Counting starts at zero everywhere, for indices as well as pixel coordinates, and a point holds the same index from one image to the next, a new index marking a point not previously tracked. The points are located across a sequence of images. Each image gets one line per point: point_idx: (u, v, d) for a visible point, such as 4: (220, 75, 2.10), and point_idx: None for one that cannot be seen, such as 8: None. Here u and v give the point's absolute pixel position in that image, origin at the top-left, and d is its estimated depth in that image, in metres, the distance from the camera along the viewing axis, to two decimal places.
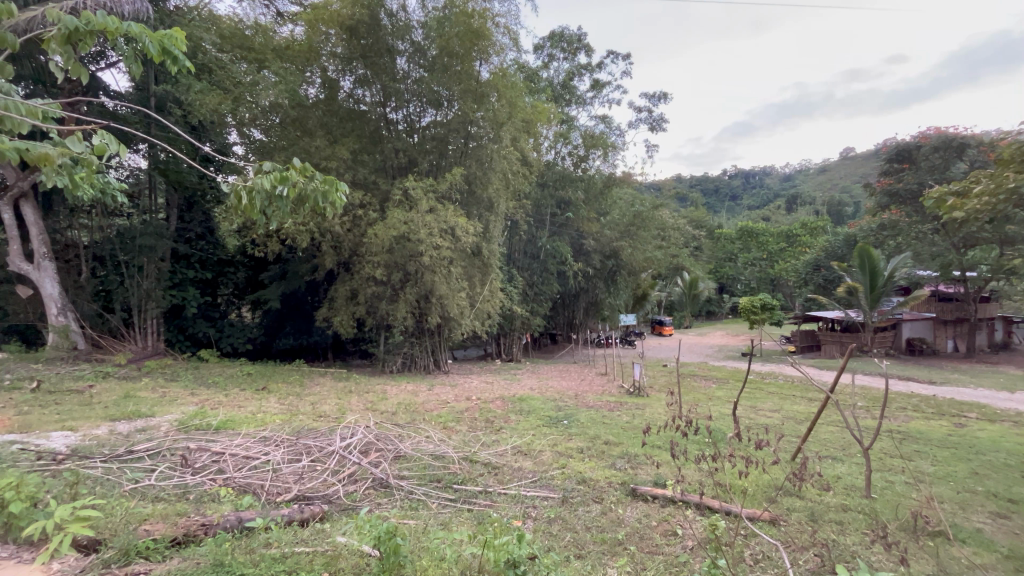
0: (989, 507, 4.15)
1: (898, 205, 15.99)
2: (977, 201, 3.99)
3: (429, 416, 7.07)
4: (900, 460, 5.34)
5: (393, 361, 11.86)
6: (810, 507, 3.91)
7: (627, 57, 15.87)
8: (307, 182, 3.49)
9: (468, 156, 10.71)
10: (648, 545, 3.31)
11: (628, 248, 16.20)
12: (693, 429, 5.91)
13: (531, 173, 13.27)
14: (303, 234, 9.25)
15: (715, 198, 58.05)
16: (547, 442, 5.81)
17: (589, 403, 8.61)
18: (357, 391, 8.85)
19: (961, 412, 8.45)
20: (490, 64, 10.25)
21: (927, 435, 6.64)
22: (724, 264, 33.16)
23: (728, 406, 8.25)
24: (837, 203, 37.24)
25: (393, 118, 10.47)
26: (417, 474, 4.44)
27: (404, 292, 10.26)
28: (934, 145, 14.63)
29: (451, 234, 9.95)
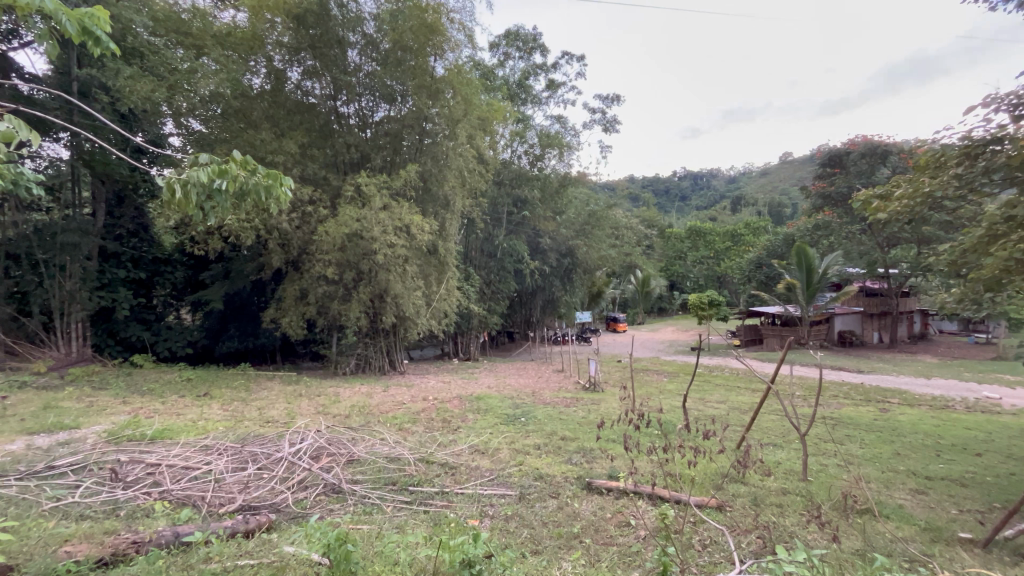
0: (910, 485, 4.52)
1: (830, 207, 17.12)
2: (898, 204, 4.30)
3: (383, 418, 6.91)
4: (832, 445, 5.73)
5: (346, 362, 11.50)
6: (753, 492, 4.13)
7: (581, 59, 16.07)
8: (248, 177, 3.32)
9: (423, 153, 10.57)
10: (603, 537, 3.37)
11: (583, 247, 16.55)
12: (644, 422, 6.09)
13: (487, 171, 13.22)
14: (247, 231, 8.79)
15: (666, 198, 60.11)
16: (504, 440, 5.83)
17: (546, 399, 8.69)
18: (308, 394, 8.53)
19: (885, 398, 9.18)
20: (445, 60, 10.13)
21: (856, 420, 7.16)
22: (674, 262, 34.43)
23: (678, 398, 8.57)
24: (777, 206, 39.52)
25: (345, 112, 10.20)
26: (372, 478, 4.33)
27: (358, 292, 9.99)
28: (862, 152, 15.80)
29: (406, 232, 9.73)
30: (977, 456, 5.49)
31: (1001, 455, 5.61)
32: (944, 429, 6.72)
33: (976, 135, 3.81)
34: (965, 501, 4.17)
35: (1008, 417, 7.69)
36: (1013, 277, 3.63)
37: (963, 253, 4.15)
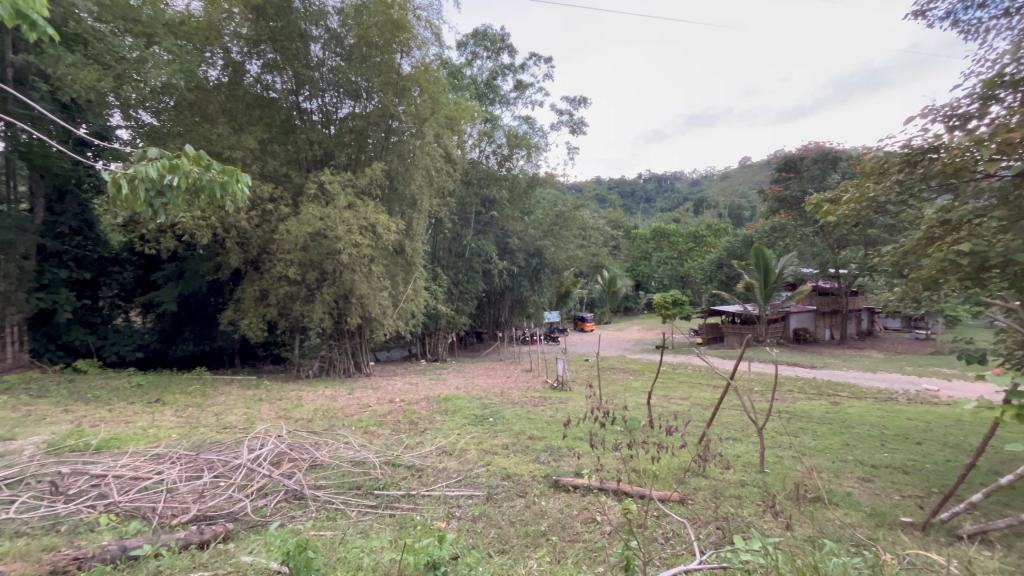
0: (857, 473, 4.78)
1: (785, 210, 17.87)
2: (846, 208, 4.53)
3: (348, 421, 6.77)
4: (787, 438, 5.98)
5: (309, 365, 11.18)
6: (713, 485, 4.26)
7: (548, 60, 16.20)
8: (201, 172, 3.20)
9: (389, 151, 10.41)
10: (569, 534, 3.41)
11: (551, 247, 16.72)
12: (610, 420, 6.20)
13: (455, 170, 13.15)
14: (202, 230, 8.43)
15: (632, 200, 61.36)
16: (471, 441, 5.81)
17: (514, 399, 8.72)
18: (268, 398, 8.26)
19: (835, 392, 9.68)
20: (412, 58, 9.99)
21: (809, 414, 7.51)
22: (640, 263, 35.34)
23: (643, 396, 8.77)
24: (737, 209, 40.97)
25: (307, 108, 9.92)
26: (336, 483, 4.22)
27: (321, 292, 9.73)
28: (814, 157, 16.77)
29: (372, 231, 9.56)
30: (918, 445, 5.85)
31: (939, 443, 6.00)
32: (889, 420, 7.13)
33: (915, 144, 4.04)
34: (906, 487, 4.44)
35: (945, 408, 8.23)
36: (948, 276, 3.88)
37: (903, 256, 4.42)
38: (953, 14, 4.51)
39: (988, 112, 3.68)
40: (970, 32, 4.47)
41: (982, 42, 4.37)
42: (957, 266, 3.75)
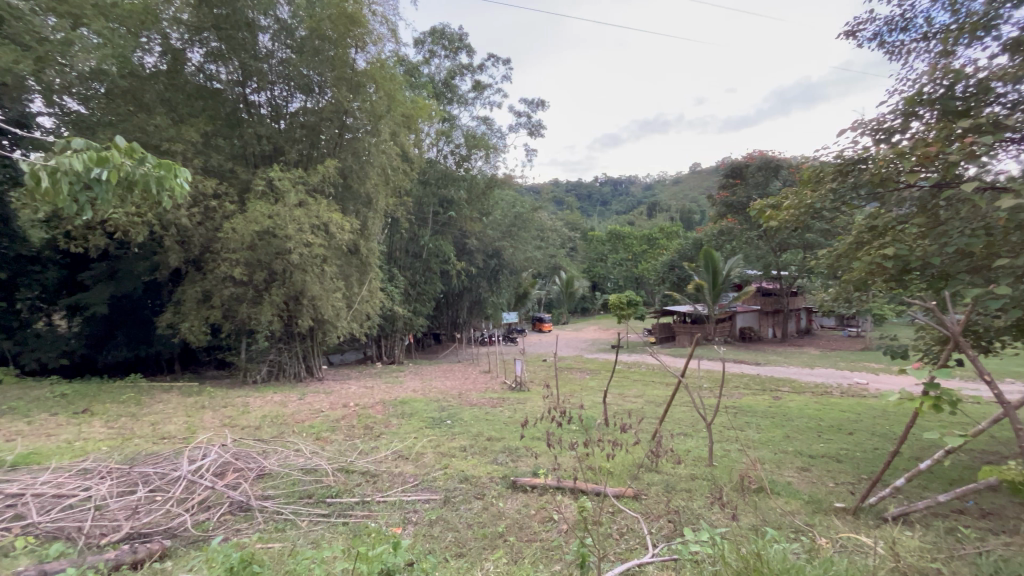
0: (797, 463, 5.08)
1: (732, 215, 18.68)
2: (786, 213, 4.80)
3: (299, 428, 6.52)
4: (734, 432, 6.26)
5: (256, 370, 10.67)
6: (666, 479, 4.40)
7: (507, 62, 16.24)
8: (135, 166, 2.99)
9: (343, 148, 10.10)
10: (527, 534, 3.42)
11: (509, 248, 16.76)
12: (567, 419, 6.29)
13: (412, 169, 12.93)
14: (137, 227, 7.89)
15: (588, 203, 62.56)
16: (429, 444, 5.73)
17: (471, 401, 8.68)
18: (212, 405, 7.82)
19: (778, 387, 10.25)
20: (367, 53, 9.74)
21: (754, 408, 7.91)
22: (596, 264, 36.74)
23: (599, 395, 8.95)
24: (686, 212, 42.61)
25: (254, 101, 9.53)
26: (285, 493, 4.05)
27: (270, 293, 9.31)
28: (759, 165, 17.71)
29: (324, 231, 9.25)
30: (850, 435, 6.28)
31: (868, 433, 6.46)
32: (825, 413, 7.62)
33: (846, 155, 4.34)
34: (840, 475, 4.75)
35: (873, 400, 8.88)
36: (876, 279, 4.18)
37: (836, 259, 4.72)
38: (880, 35, 4.87)
39: (909, 127, 3.99)
40: (894, 53, 4.84)
41: (904, 62, 4.74)
42: (882, 268, 4.06)
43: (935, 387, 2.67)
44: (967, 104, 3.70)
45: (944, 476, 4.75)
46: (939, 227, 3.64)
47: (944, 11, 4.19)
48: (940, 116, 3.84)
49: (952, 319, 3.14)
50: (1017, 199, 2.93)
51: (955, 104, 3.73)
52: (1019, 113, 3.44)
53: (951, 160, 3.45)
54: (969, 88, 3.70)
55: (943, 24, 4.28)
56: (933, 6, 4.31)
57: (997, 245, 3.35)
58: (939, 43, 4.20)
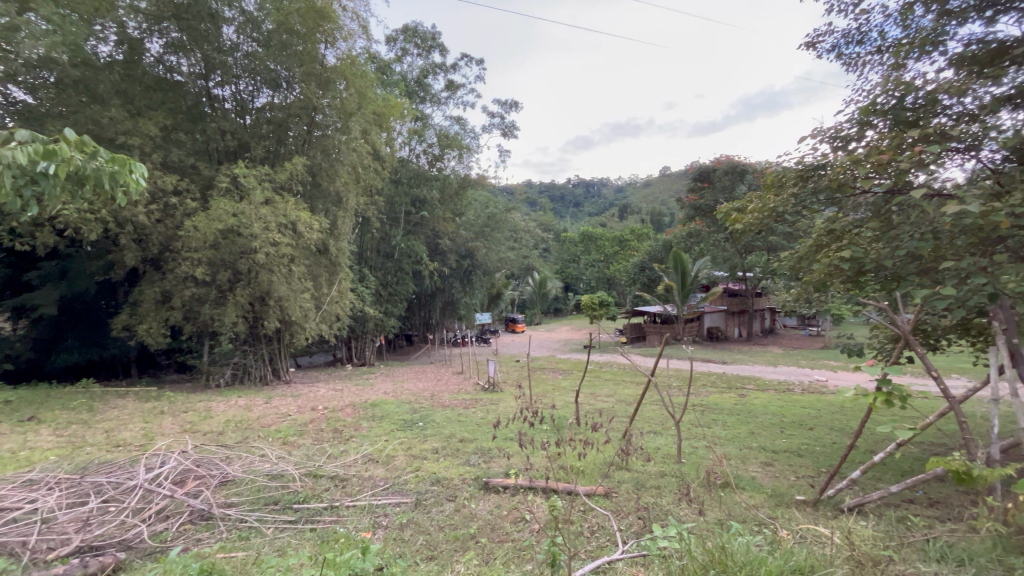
0: (760, 458, 5.25)
1: (701, 218, 19.29)
2: (751, 216, 4.95)
3: (265, 432, 6.33)
4: (702, 429, 6.41)
5: (220, 374, 10.30)
6: (636, 477, 4.48)
7: (480, 62, 16.20)
8: (85, 160, 2.83)
9: (312, 145, 9.87)
10: (499, 535, 3.41)
11: (482, 248, 16.68)
12: (539, 420, 6.32)
13: (384, 168, 12.74)
14: (91, 224, 7.50)
15: (561, 205, 63.02)
16: (400, 446, 5.66)
17: (443, 402, 8.62)
18: (171, 411, 7.50)
19: (743, 385, 10.56)
20: (337, 49, 9.53)
21: (720, 406, 8.14)
22: (569, 265, 37.06)
23: (571, 394, 9.03)
24: (656, 214, 43.45)
25: (218, 95, 9.23)
26: (249, 500, 3.92)
27: (234, 294, 9.01)
28: (725, 169, 18.26)
29: (292, 230, 9.01)
30: (810, 430, 6.54)
31: (827, 428, 6.73)
32: (787, 409, 7.90)
33: (807, 161, 4.52)
34: (800, 469, 4.93)
35: (831, 396, 9.26)
36: (834, 280, 4.36)
37: (797, 260, 4.90)
38: (838, 47, 5.09)
39: (865, 135, 4.18)
40: (851, 65, 5.06)
41: (860, 73, 4.96)
42: (840, 270, 4.24)
43: (887, 383, 2.82)
44: (917, 115, 3.90)
45: (896, 467, 4.99)
46: (892, 231, 3.82)
47: (897, 26, 4.41)
48: (892, 125, 4.04)
49: (903, 318, 3.33)
50: (961, 205, 3.11)
51: (906, 114, 3.93)
52: (964, 124, 3.65)
53: (902, 167, 3.62)
54: (918, 100, 3.91)
55: (895, 38, 4.51)
56: (887, 21, 4.53)
57: (943, 249, 3.54)
58: (892, 56, 4.42)
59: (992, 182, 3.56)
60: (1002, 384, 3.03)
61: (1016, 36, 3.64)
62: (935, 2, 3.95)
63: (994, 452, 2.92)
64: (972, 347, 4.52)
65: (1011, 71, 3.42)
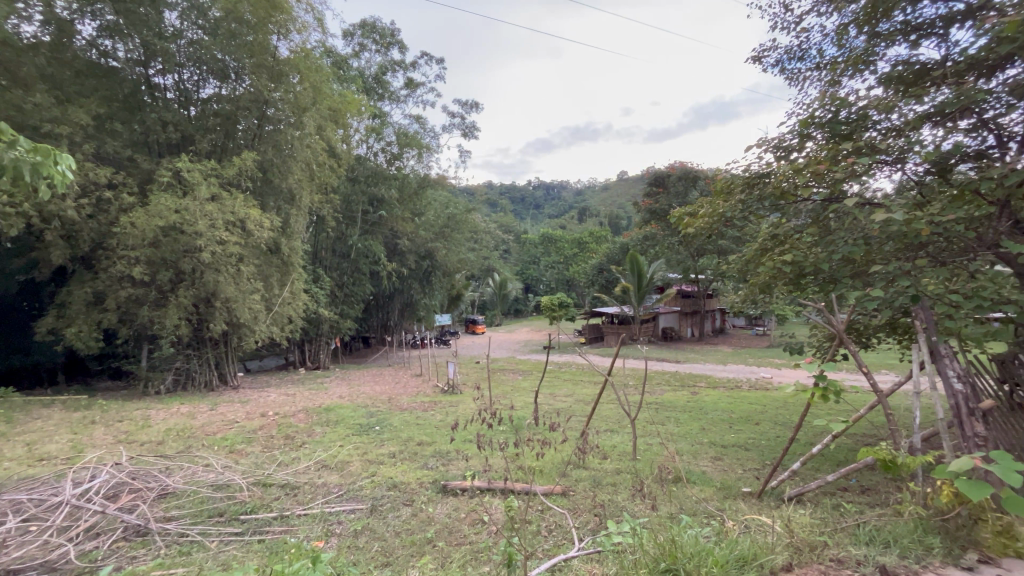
0: (710, 453, 5.47)
1: (655, 221, 19.76)
2: (702, 221, 5.15)
3: (209, 441, 6.01)
4: (656, 426, 6.62)
5: (160, 380, 9.67)
6: (592, 475, 4.56)
7: (440, 61, 16.07)
8: (2, 150, 2.62)
9: (263, 140, 9.45)
10: (456, 538, 3.38)
11: (442, 249, 16.42)
12: (498, 422, 6.32)
13: (340, 165, 12.38)
14: (11, 219, 6.88)
15: (521, 206, 63.39)
16: (355, 451, 5.51)
17: (402, 405, 8.47)
18: (104, 420, 6.99)
19: (695, 383, 10.98)
20: (290, 41, 9.21)
21: (673, 403, 8.43)
22: (529, 266, 37.35)
23: (531, 395, 9.10)
24: (614, 217, 44.35)
25: (159, 83, 8.74)
26: (192, 512, 3.70)
27: (176, 295, 8.51)
28: (679, 175, 18.94)
29: (240, 228, 8.59)
30: (756, 425, 6.88)
31: (771, 422, 7.09)
32: (735, 406, 8.27)
33: (753, 169, 4.76)
34: (747, 462, 5.18)
35: (775, 392, 9.78)
36: (777, 282, 4.60)
37: (744, 263, 5.14)
38: (781, 62, 5.39)
39: (805, 146, 4.45)
40: (792, 79, 5.37)
41: (801, 88, 5.28)
42: (782, 273, 4.49)
43: (824, 379, 2.99)
44: (850, 128, 4.17)
45: (832, 458, 5.32)
46: (829, 236, 4.07)
47: (833, 45, 4.73)
48: (828, 137, 4.32)
49: (838, 318, 3.56)
50: (888, 213, 3.35)
51: (841, 127, 4.20)
52: (891, 139, 3.94)
53: (837, 177, 3.87)
54: (851, 115, 4.18)
55: (832, 56, 4.82)
56: (824, 40, 4.84)
57: (873, 254, 3.81)
58: (829, 73, 4.72)
59: (917, 193, 3.85)
60: (922, 377, 3.29)
61: (937, 59, 3.96)
62: (866, 25, 4.25)
63: (916, 441, 3.16)
64: (898, 344, 4.89)
65: (932, 90, 3.72)
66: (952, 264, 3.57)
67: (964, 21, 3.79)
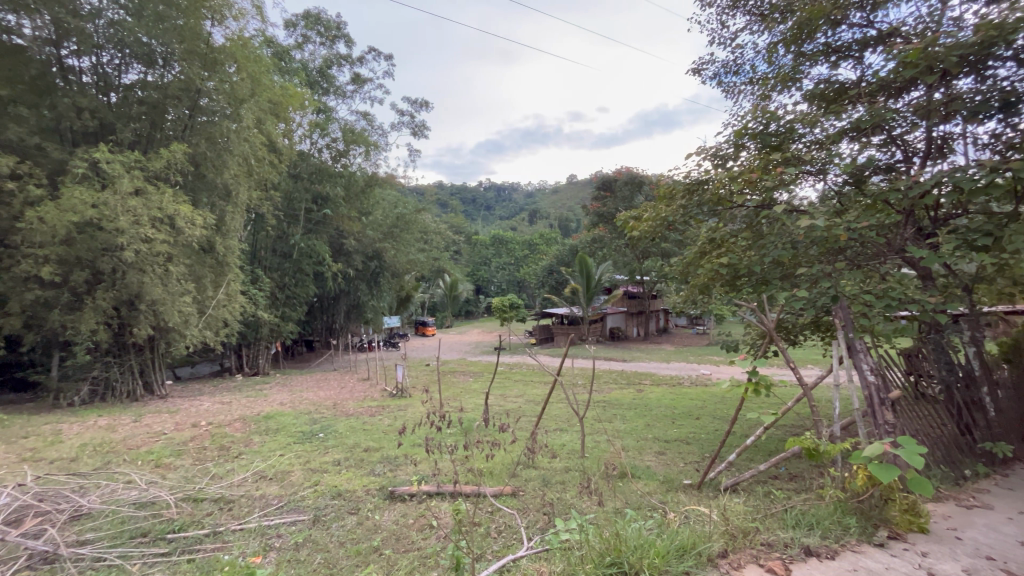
0: (654, 448, 5.68)
1: (603, 224, 20.33)
2: (646, 225, 5.33)
3: (132, 455, 5.55)
4: (603, 424, 6.79)
5: (73, 391, 8.82)
6: (542, 474, 4.60)
7: (389, 58, 15.72)
8: None
9: (194, 132, 8.84)
10: (404, 544, 3.31)
11: (391, 250, 15.99)
12: (447, 425, 6.24)
13: (281, 161, 11.81)
14: None
15: (472, 207, 63.18)
16: (298, 461, 5.27)
17: (348, 411, 8.19)
18: (5, 437, 6.27)
19: (641, 381, 11.38)
20: (226, 28, 8.69)
21: (620, 401, 8.68)
22: (479, 267, 37.26)
23: (481, 397, 9.07)
24: (564, 220, 45.15)
25: (73, 66, 7.97)
26: (110, 534, 3.39)
27: (93, 297, 7.79)
28: (626, 180, 19.59)
29: (168, 225, 7.98)
30: (697, 420, 7.22)
31: (711, 417, 7.47)
32: (678, 402, 8.64)
33: (693, 176, 4.99)
34: (687, 455, 5.42)
35: (713, 388, 10.29)
36: (716, 283, 4.84)
37: (685, 266, 5.37)
38: (718, 76, 5.70)
39: (739, 156, 4.74)
40: (729, 92, 5.69)
41: (736, 101, 5.60)
42: (720, 275, 4.73)
43: (756, 374, 3.18)
44: (779, 139, 4.46)
45: (764, 449, 5.68)
46: (760, 241, 4.33)
47: (764, 62, 5.05)
48: (759, 148, 4.61)
49: (768, 317, 3.78)
50: (812, 220, 3.62)
51: (772, 139, 4.48)
52: (815, 151, 4.25)
53: (768, 185, 4.13)
54: (780, 127, 4.47)
55: (763, 72, 5.15)
56: (757, 57, 5.16)
57: (799, 257, 4.09)
58: (761, 88, 5.04)
59: (837, 202, 4.18)
60: (840, 371, 3.55)
61: (853, 79, 4.33)
62: (793, 44, 4.57)
63: (836, 429, 3.41)
64: (821, 341, 5.28)
65: (848, 108, 4.06)
66: (866, 267, 3.91)
67: (876, 46, 4.17)
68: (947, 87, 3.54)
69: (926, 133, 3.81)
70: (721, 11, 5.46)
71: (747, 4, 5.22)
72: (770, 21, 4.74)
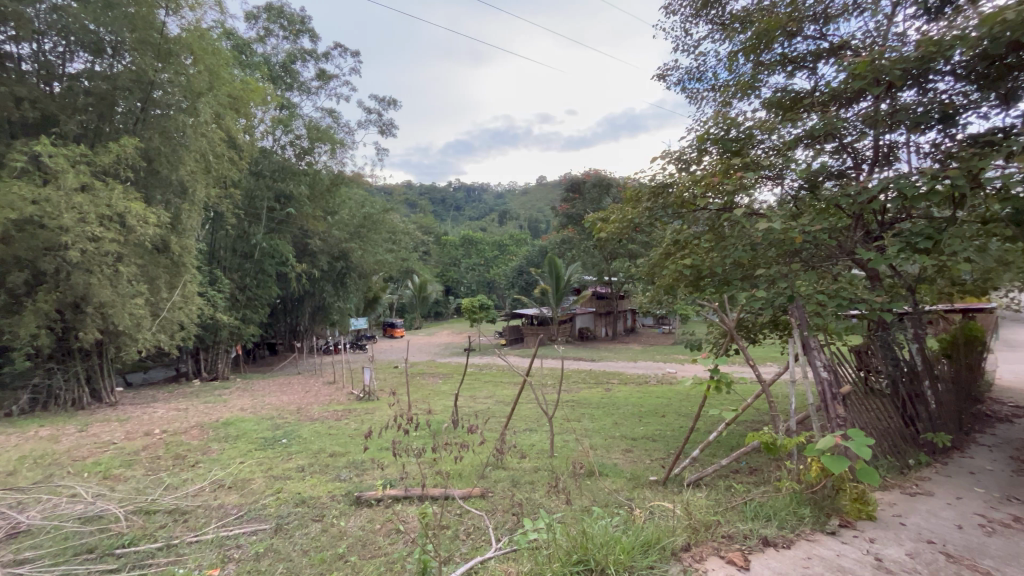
0: (621, 446, 5.78)
1: (573, 225, 20.55)
2: (613, 226, 5.41)
3: (78, 467, 5.23)
4: (572, 423, 6.85)
5: (12, 400, 8.27)
6: (511, 475, 4.60)
7: (356, 54, 15.39)
8: None
9: (147, 125, 8.41)
10: (369, 550, 3.24)
11: (358, 250, 15.68)
12: (415, 428, 6.17)
13: (241, 157, 11.40)
14: None
15: (441, 207, 62.72)
16: (259, 468, 5.09)
17: (312, 415, 7.98)
18: None
19: (608, 380, 11.56)
20: (181, 18, 8.30)
21: (588, 400, 8.79)
22: (449, 268, 37.02)
23: (450, 399, 9.02)
24: (534, 221, 45.44)
25: (11, 52, 7.46)
26: (52, 551, 3.18)
27: (33, 300, 7.32)
28: (594, 182, 19.88)
29: (118, 222, 7.55)
30: (662, 417, 7.39)
31: (675, 414, 7.66)
32: (644, 400, 8.81)
33: (658, 179, 5.11)
34: (653, 452, 5.54)
35: (678, 386, 10.56)
36: (680, 284, 4.96)
37: (650, 267, 5.48)
38: (682, 82, 5.86)
39: (702, 160, 4.88)
40: (692, 98, 5.85)
41: (699, 106, 5.77)
42: (684, 276, 4.85)
43: (717, 372, 3.28)
44: (739, 145, 4.60)
45: (726, 444, 5.86)
46: (721, 243, 4.47)
47: (725, 70, 5.22)
48: (721, 153, 4.75)
49: (729, 317, 3.90)
50: (770, 223, 3.76)
51: (732, 144, 4.63)
52: (772, 157, 4.41)
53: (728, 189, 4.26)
54: (740, 133, 4.62)
55: (724, 80, 5.33)
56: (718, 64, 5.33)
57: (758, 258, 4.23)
58: (722, 95, 5.21)
59: (793, 206, 4.36)
60: (796, 367, 3.69)
61: (807, 89, 4.53)
62: (752, 54, 4.73)
63: (792, 424, 3.55)
64: (779, 339, 5.48)
65: (803, 116, 4.24)
66: (820, 268, 4.08)
67: (828, 58, 4.37)
68: (892, 99, 3.75)
69: (873, 141, 4.03)
70: (684, 19, 5.62)
71: (709, 14, 5.38)
72: (731, 30, 4.90)
